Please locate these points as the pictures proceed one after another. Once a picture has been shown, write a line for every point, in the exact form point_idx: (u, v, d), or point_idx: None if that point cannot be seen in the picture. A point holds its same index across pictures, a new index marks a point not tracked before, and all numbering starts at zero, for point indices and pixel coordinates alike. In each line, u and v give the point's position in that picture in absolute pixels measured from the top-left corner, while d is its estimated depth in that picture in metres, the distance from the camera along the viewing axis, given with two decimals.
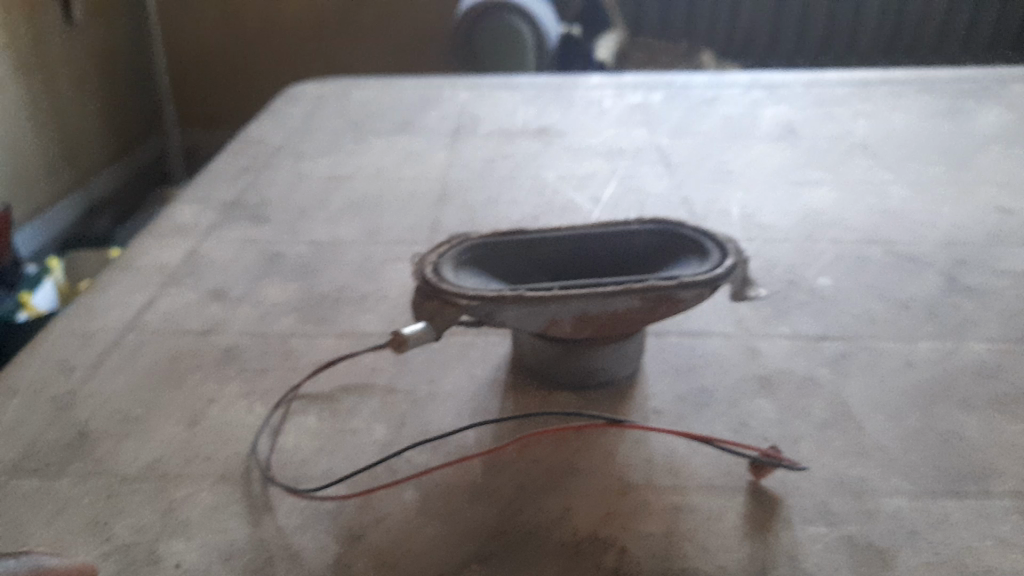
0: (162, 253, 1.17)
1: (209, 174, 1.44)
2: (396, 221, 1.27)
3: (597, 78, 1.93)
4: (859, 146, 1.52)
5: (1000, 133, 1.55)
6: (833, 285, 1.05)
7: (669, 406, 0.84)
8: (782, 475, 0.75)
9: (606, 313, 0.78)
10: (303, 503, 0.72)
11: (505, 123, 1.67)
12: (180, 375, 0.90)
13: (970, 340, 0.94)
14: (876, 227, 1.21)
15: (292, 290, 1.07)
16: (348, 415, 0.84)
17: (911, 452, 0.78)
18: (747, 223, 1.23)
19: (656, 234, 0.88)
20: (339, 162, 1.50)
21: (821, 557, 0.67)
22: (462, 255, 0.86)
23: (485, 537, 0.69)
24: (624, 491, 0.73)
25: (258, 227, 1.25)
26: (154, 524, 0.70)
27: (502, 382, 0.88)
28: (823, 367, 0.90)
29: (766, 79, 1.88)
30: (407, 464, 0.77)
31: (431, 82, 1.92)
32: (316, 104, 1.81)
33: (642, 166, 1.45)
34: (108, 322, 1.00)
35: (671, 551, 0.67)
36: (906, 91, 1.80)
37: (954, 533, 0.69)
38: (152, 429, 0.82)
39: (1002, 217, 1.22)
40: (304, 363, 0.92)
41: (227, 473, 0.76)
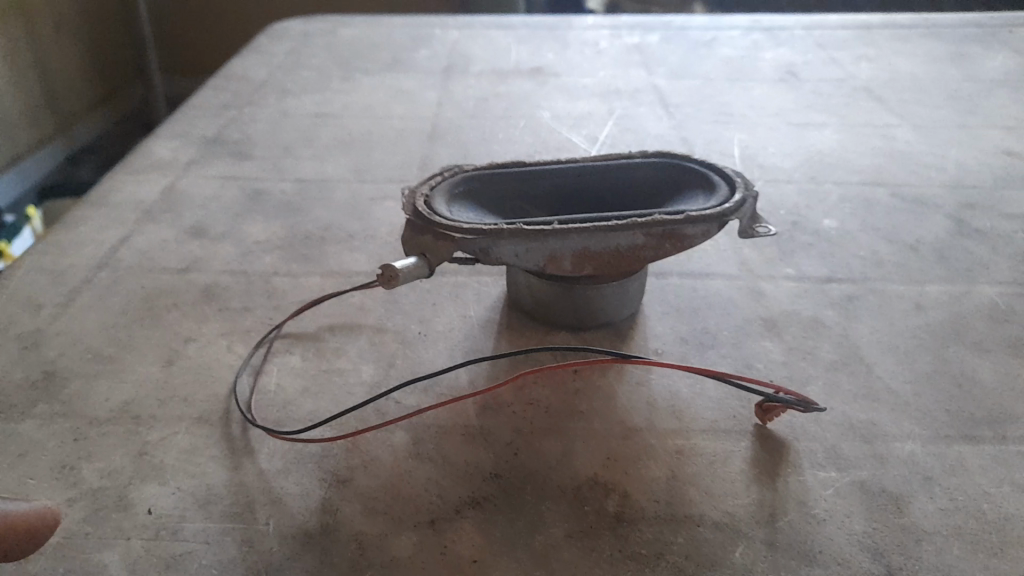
0: (137, 189, 1.11)
1: (187, 109, 1.37)
2: (384, 160, 1.21)
3: (592, 19, 1.86)
4: (863, 89, 1.47)
5: (1006, 78, 1.51)
6: (839, 227, 1.01)
7: (671, 348, 0.80)
8: (789, 418, 0.72)
9: (608, 250, 0.73)
10: (285, 446, 0.68)
11: (497, 62, 1.60)
12: (155, 314, 0.85)
13: (982, 283, 0.91)
14: (883, 170, 1.16)
15: (275, 228, 1.02)
16: (334, 356, 0.79)
17: (923, 396, 0.75)
18: (750, 164, 1.19)
19: (660, 168, 0.84)
20: (324, 99, 1.43)
21: (832, 503, 0.64)
22: (455, 189, 0.81)
23: (480, 482, 0.65)
24: (626, 435, 0.70)
25: (239, 164, 1.18)
26: (126, 468, 0.66)
27: (497, 323, 0.84)
28: (831, 310, 0.86)
29: (766, 21, 1.82)
30: (397, 405, 0.73)
31: (420, 20, 1.83)
32: (299, 40, 1.73)
33: (640, 107, 1.40)
34: (80, 258, 0.94)
35: (676, 497, 0.64)
36: (910, 35, 1.74)
37: (970, 480, 0.66)
38: (125, 369, 0.77)
39: (1011, 161, 1.19)
40: (287, 303, 0.87)
41: (205, 415, 0.72)
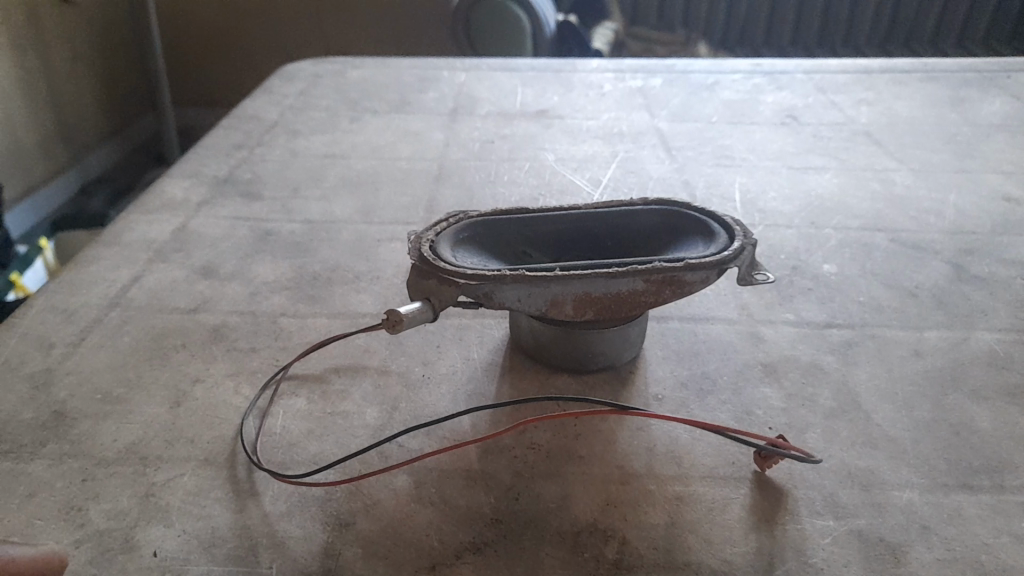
0: (149, 228, 1.13)
1: (199, 149, 1.40)
2: (391, 201, 1.23)
3: (596, 62, 1.90)
4: (862, 132, 1.50)
5: (1004, 122, 1.53)
6: (838, 272, 1.03)
7: (671, 393, 0.81)
8: (788, 465, 0.73)
9: (608, 296, 0.75)
10: (289, 489, 0.69)
11: (503, 104, 1.63)
12: (164, 354, 0.86)
13: (980, 329, 0.92)
14: (881, 214, 1.18)
15: (284, 268, 1.04)
16: (339, 398, 0.81)
17: (922, 444, 0.76)
18: (750, 207, 1.21)
19: (660, 215, 0.86)
20: (333, 140, 1.46)
21: (830, 552, 0.64)
22: (460, 233, 0.83)
23: (481, 526, 0.66)
24: (626, 481, 0.71)
25: (249, 204, 1.21)
26: (133, 509, 0.67)
27: (500, 366, 0.85)
28: (830, 355, 0.87)
29: (766, 65, 1.85)
30: (400, 449, 0.74)
31: (428, 62, 1.88)
32: (310, 81, 1.77)
33: (642, 149, 1.42)
34: (92, 298, 0.96)
35: (674, 544, 0.65)
36: (909, 79, 1.77)
37: (968, 530, 0.67)
38: (134, 409, 0.78)
39: (1009, 206, 1.20)
40: (294, 344, 0.89)
41: (211, 456, 0.73)
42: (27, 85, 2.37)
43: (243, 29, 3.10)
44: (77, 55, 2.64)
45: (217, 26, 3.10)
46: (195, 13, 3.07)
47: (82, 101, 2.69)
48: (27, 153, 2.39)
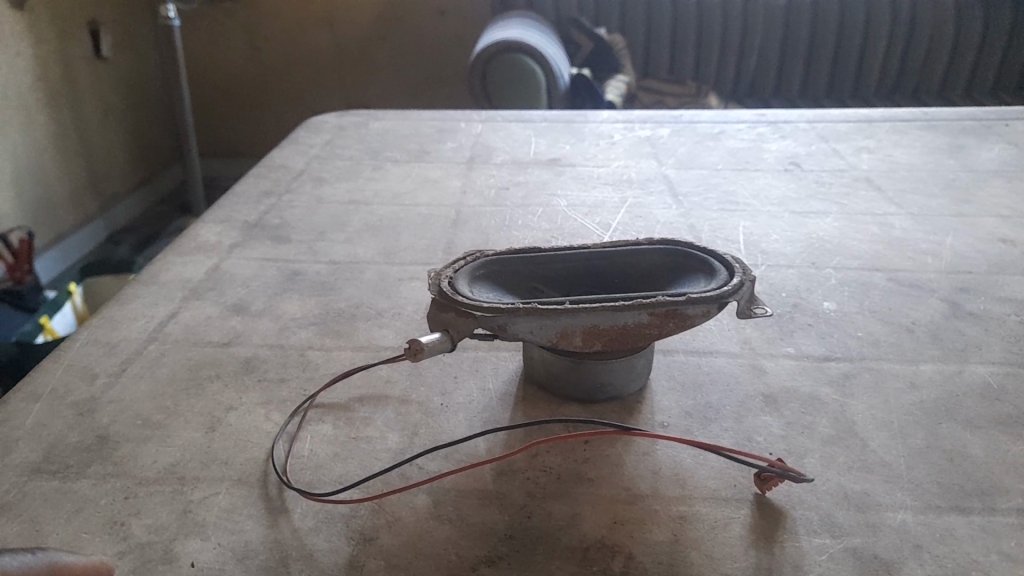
0: (185, 268, 1.20)
1: (230, 196, 1.48)
2: (411, 243, 1.30)
3: (606, 113, 1.98)
4: (862, 178, 1.56)
5: (1003, 168, 1.59)
6: (836, 309, 1.08)
7: (676, 421, 0.86)
8: (786, 488, 0.77)
9: (615, 328, 0.81)
10: (317, 506, 0.74)
11: (518, 153, 1.71)
12: (200, 384, 0.92)
13: (974, 363, 0.96)
14: (881, 256, 1.23)
15: (310, 305, 1.10)
16: (363, 424, 0.86)
17: (915, 468, 0.79)
18: (752, 248, 1.27)
19: (664, 253, 0.92)
20: (356, 187, 1.54)
21: (825, 567, 0.67)
22: (476, 271, 0.89)
23: (495, 541, 0.70)
24: (631, 501, 0.75)
25: (277, 247, 1.28)
26: (172, 524, 0.72)
27: (514, 395, 0.90)
28: (828, 387, 0.92)
29: (771, 115, 1.93)
30: (419, 470, 0.79)
31: (447, 114, 1.97)
32: (335, 132, 1.86)
33: (650, 196, 1.49)
34: (132, 332, 1.03)
35: (677, 559, 0.68)
36: (909, 128, 1.84)
37: (959, 547, 0.70)
38: (172, 433, 0.84)
39: (1006, 247, 1.25)
40: (320, 374, 0.94)
41: (244, 476, 0.78)
42: (62, 138, 2.50)
43: (271, 85, 3.25)
44: (109, 108, 2.78)
45: (246, 83, 3.24)
46: (224, 70, 3.21)
47: (113, 153, 2.81)
48: (59, 202, 2.51)
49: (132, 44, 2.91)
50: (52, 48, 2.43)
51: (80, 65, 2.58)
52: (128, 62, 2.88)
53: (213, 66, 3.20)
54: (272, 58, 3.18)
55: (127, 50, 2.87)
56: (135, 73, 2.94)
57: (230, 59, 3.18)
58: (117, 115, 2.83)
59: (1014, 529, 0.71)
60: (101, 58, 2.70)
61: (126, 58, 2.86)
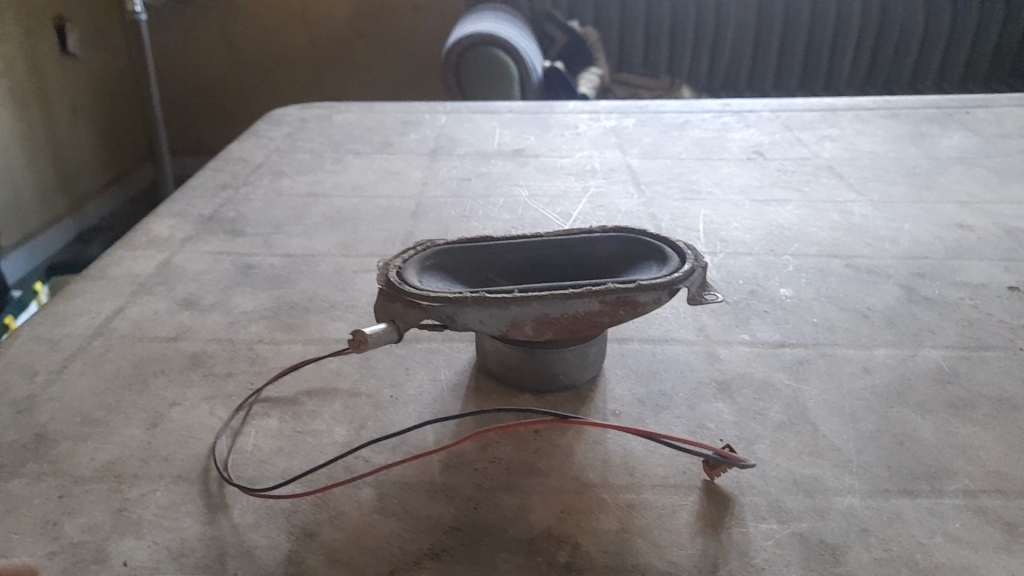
0: (136, 263, 1.18)
1: (186, 189, 1.45)
2: (369, 235, 1.28)
3: (573, 104, 1.97)
4: (825, 167, 1.56)
5: (964, 156, 1.59)
6: (793, 295, 1.07)
7: (628, 409, 0.85)
8: (735, 474, 0.76)
9: (565, 316, 0.79)
10: (257, 502, 0.72)
11: (482, 145, 1.70)
12: (144, 380, 0.90)
13: (928, 347, 0.96)
14: (840, 242, 1.23)
15: (263, 299, 1.08)
16: (310, 418, 0.84)
17: (866, 452, 0.79)
18: (712, 236, 1.26)
19: (618, 242, 0.90)
20: (316, 179, 1.52)
21: (771, 553, 0.67)
22: (426, 261, 0.87)
23: (440, 534, 0.69)
24: (581, 490, 0.74)
25: (232, 240, 1.25)
26: (106, 523, 0.70)
27: (465, 386, 0.89)
28: (781, 373, 0.91)
29: (736, 105, 1.93)
30: (365, 463, 0.77)
31: (412, 106, 1.95)
32: (297, 125, 1.83)
33: (613, 185, 1.48)
34: (76, 328, 1.00)
35: (624, 548, 0.67)
36: (872, 116, 1.85)
37: (905, 530, 0.69)
38: (113, 430, 0.82)
39: (964, 233, 1.25)
40: (268, 368, 0.92)
41: (185, 473, 0.76)
42: (29, 136, 2.44)
43: (239, 80, 3.20)
44: (77, 106, 2.72)
45: (214, 79, 3.19)
46: (192, 65, 3.16)
47: (82, 152, 2.76)
48: (27, 201, 2.45)
49: (99, 40, 2.85)
50: (18, 45, 2.37)
51: (46, 61, 2.53)
52: (95, 59, 2.82)
53: (181, 61, 3.15)
54: (242, 53, 3.13)
55: (94, 46, 2.82)
56: (102, 69, 2.87)
57: (197, 53, 3.13)
58: (86, 113, 2.78)
59: (961, 511, 0.71)
60: (67, 53, 2.65)
61: (94, 54, 2.81)
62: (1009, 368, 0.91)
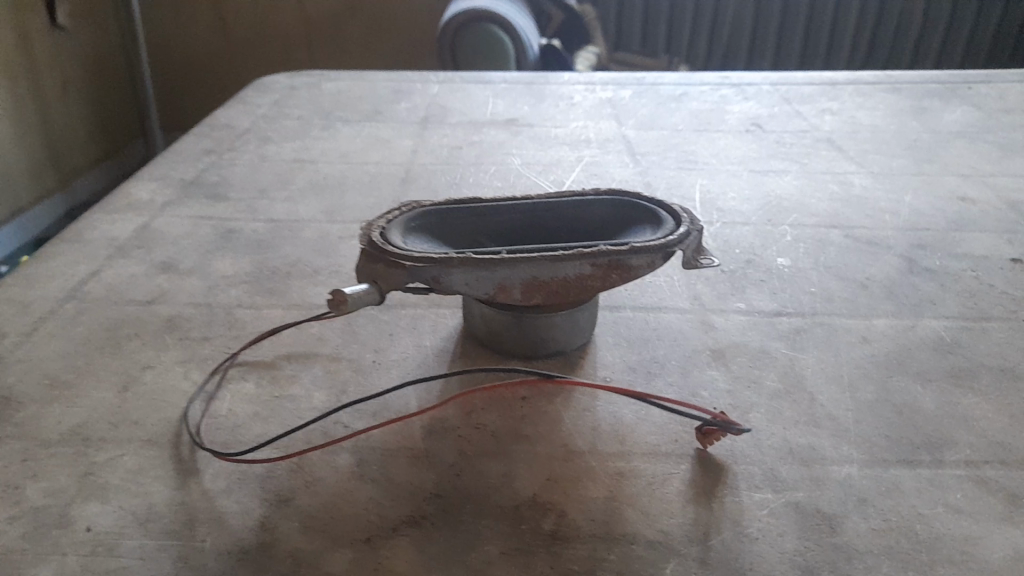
0: (113, 227, 1.14)
1: (169, 154, 1.41)
2: (356, 201, 1.25)
3: (569, 74, 1.93)
4: (824, 139, 1.52)
5: (966, 130, 1.56)
6: (791, 265, 1.04)
7: (619, 376, 0.82)
8: (729, 443, 0.73)
9: (554, 280, 0.76)
10: (230, 467, 0.69)
11: (474, 114, 1.66)
12: (118, 343, 0.87)
13: (929, 318, 0.93)
14: (839, 213, 1.20)
15: (243, 264, 1.04)
16: (288, 382, 0.81)
17: (864, 422, 0.76)
18: (708, 206, 1.23)
19: (611, 206, 0.87)
20: (303, 146, 1.48)
21: (765, 523, 0.64)
22: (410, 222, 0.84)
23: (421, 501, 0.66)
24: (568, 458, 0.71)
25: (214, 205, 1.22)
26: (72, 487, 0.67)
27: (450, 352, 0.86)
28: (778, 342, 0.88)
29: (735, 77, 1.89)
30: (344, 428, 0.74)
31: (404, 75, 1.90)
32: (285, 93, 1.79)
33: (608, 155, 1.44)
34: (49, 291, 0.97)
35: (612, 517, 0.65)
36: (873, 90, 1.81)
37: (904, 500, 0.67)
38: (82, 393, 0.79)
39: (965, 205, 1.22)
40: (247, 333, 0.89)
41: (156, 437, 0.73)
42: (21, 109, 2.37)
43: (231, 55, 3.13)
44: (70, 78, 2.64)
45: (206, 51, 3.11)
46: (182, 36, 3.09)
47: (74, 126, 2.69)
48: (18, 176, 2.38)
49: (94, 11, 2.77)
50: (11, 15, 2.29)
51: (36, 34, 2.44)
52: (89, 30, 2.74)
53: (171, 32, 3.08)
54: (234, 28, 3.06)
55: (86, 18, 2.72)
56: (97, 41, 2.80)
57: (187, 25, 3.06)
58: (80, 86, 2.71)
59: (962, 482, 0.69)
60: (58, 26, 2.55)
61: (85, 26, 2.72)
62: (1012, 339, 0.89)
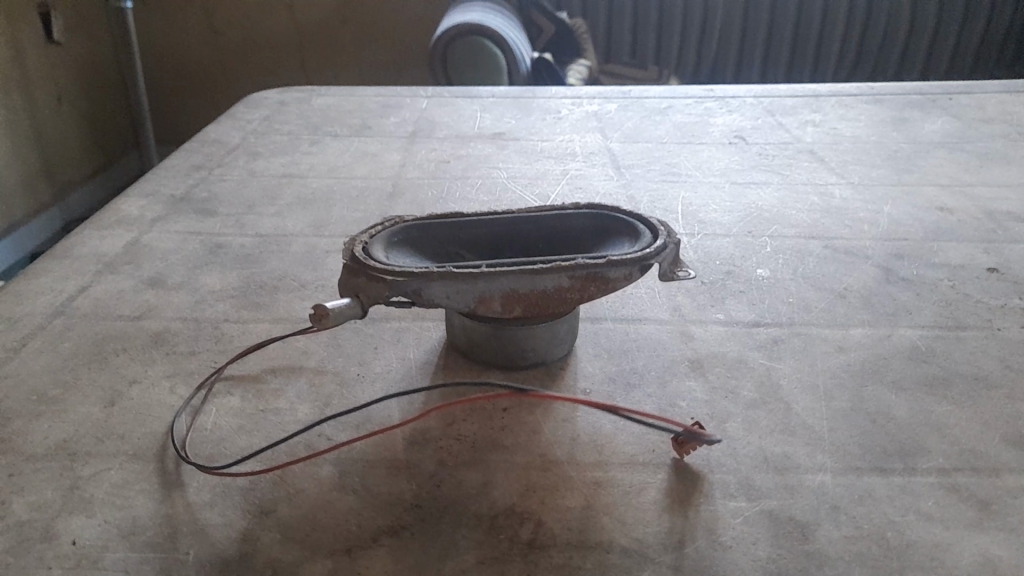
0: (103, 243, 1.15)
1: (159, 170, 1.42)
2: (343, 216, 1.26)
3: (556, 88, 1.95)
4: (807, 151, 1.55)
5: (946, 140, 1.58)
6: (770, 276, 1.06)
7: (599, 387, 0.84)
8: (705, 452, 0.75)
9: (533, 292, 0.77)
10: (213, 480, 0.70)
11: (462, 128, 1.67)
12: (105, 357, 0.88)
13: (904, 327, 0.94)
14: (819, 224, 1.22)
15: (231, 278, 1.06)
16: (273, 396, 0.82)
17: (838, 430, 0.77)
18: (690, 218, 1.25)
19: (590, 219, 0.88)
20: (292, 161, 1.49)
21: (739, 531, 0.65)
22: (392, 237, 0.85)
23: (401, 511, 0.67)
24: (546, 468, 0.72)
25: (203, 220, 1.23)
26: (57, 501, 0.68)
27: (433, 364, 0.87)
28: (755, 351, 0.90)
29: (720, 90, 1.91)
30: (327, 440, 0.75)
31: (392, 90, 1.92)
32: (275, 108, 1.80)
33: (594, 168, 1.46)
34: (38, 307, 0.98)
35: (588, 525, 0.66)
36: (855, 102, 1.84)
37: (876, 508, 0.68)
38: (69, 408, 0.80)
39: (942, 215, 1.24)
40: (233, 347, 0.90)
41: (141, 451, 0.74)
42: (16, 125, 2.37)
43: (223, 69, 3.15)
44: (64, 94, 2.65)
45: (200, 65, 3.13)
46: (174, 51, 3.10)
47: (68, 141, 2.70)
48: (13, 192, 2.38)
49: (89, 27, 2.78)
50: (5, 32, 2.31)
51: (31, 50, 2.45)
52: (82, 46, 2.76)
53: (166, 48, 3.10)
54: (227, 42, 3.09)
55: (80, 34, 2.74)
56: (90, 57, 2.81)
57: (180, 40, 3.08)
58: (74, 101, 2.72)
59: (933, 489, 0.70)
60: (52, 41, 2.56)
61: (79, 41, 2.73)
62: (986, 348, 0.90)
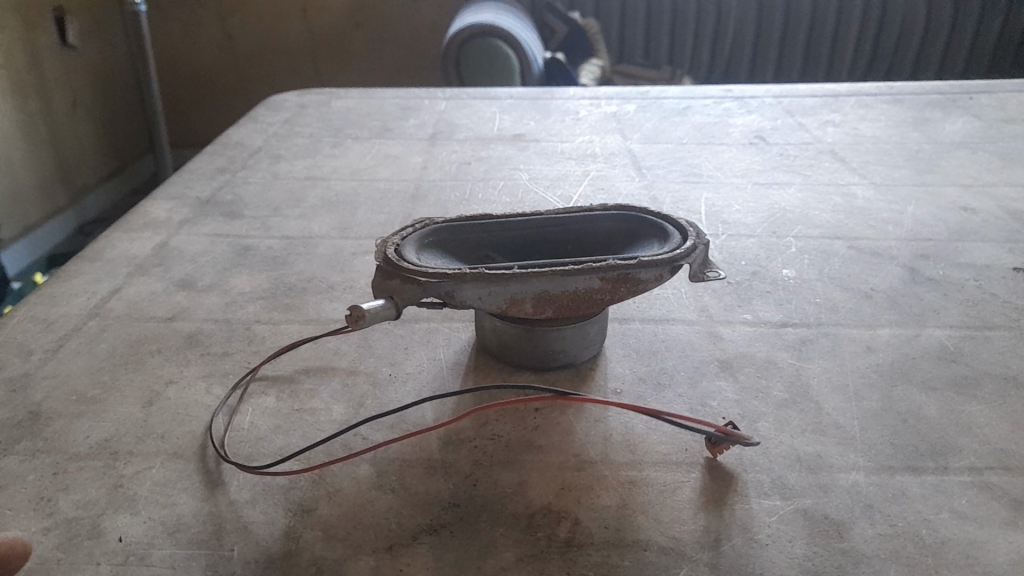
0: (133, 245, 1.17)
1: (184, 173, 1.44)
2: (367, 218, 1.27)
3: (573, 89, 1.96)
4: (827, 151, 1.55)
5: (967, 140, 1.58)
6: (796, 276, 1.07)
7: (630, 387, 0.84)
8: (738, 451, 0.75)
9: (565, 293, 0.78)
10: (253, 479, 0.71)
11: (482, 130, 1.68)
12: (141, 358, 0.89)
13: (931, 328, 0.94)
14: (842, 224, 1.22)
15: (260, 280, 1.07)
16: (307, 396, 0.83)
17: (870, 430, 0.78)
18: (713, 219, 1.25)
19: (617, 220, 0.89)
20: (315, 164, 1.50)
21: (775, 528, 0.66)
22: (424, 239, 0.86)
23: (439, 510, 0.68)
24: (580, 468, 0.73)
25: (229, 223, 1.24)
26: (102, 499, 0.69)
27: (464, 364, 0.88)
28: (784, 352, 0.90)
29: (738, 90, 1.92)
30: (363, 440, 0.76)
31: (411, 92, 1.93)
32: (296, 111, 1.82)
33: (614, 169, 1.47)
34: (72, 309, 0.99)
35: (624, 523, 0.67)
36: (875, 102, 1.83)
37: (911, 507, 0.68)
38: (108, 408, 0.81)
39: (965, 215, 1.24)
40: (265, 348, 0.91)
41: (181, 450, 0.75)
42: (32, 128, 2.40)
43: (237, 72, 3.17)
44: (79, 97, 2.68)
45: (215, 68, 3.15)
46: (188, 55, 3.12)
47: (83, 144, 2.72)
48: (30, 194, 2.41)
49: (102, 31, 2.81)
50: (21, 37, 2.33)
51: (46, 53, 2.47)
52: (98, 50, 2.78)
53: (180, 50, 3.12)
54: (241, 45, 3.11)
55: (95, 38, 2.76)
56: (106, 60, 2.84)
57: (194, 43, 3.10)
58: (89, 104, 2.74)
59: (967, 488, 0.70)
60: (67, 45, 2.59)
61: (94, 46, 2.76)
62: (1014, 347, 0.90)
